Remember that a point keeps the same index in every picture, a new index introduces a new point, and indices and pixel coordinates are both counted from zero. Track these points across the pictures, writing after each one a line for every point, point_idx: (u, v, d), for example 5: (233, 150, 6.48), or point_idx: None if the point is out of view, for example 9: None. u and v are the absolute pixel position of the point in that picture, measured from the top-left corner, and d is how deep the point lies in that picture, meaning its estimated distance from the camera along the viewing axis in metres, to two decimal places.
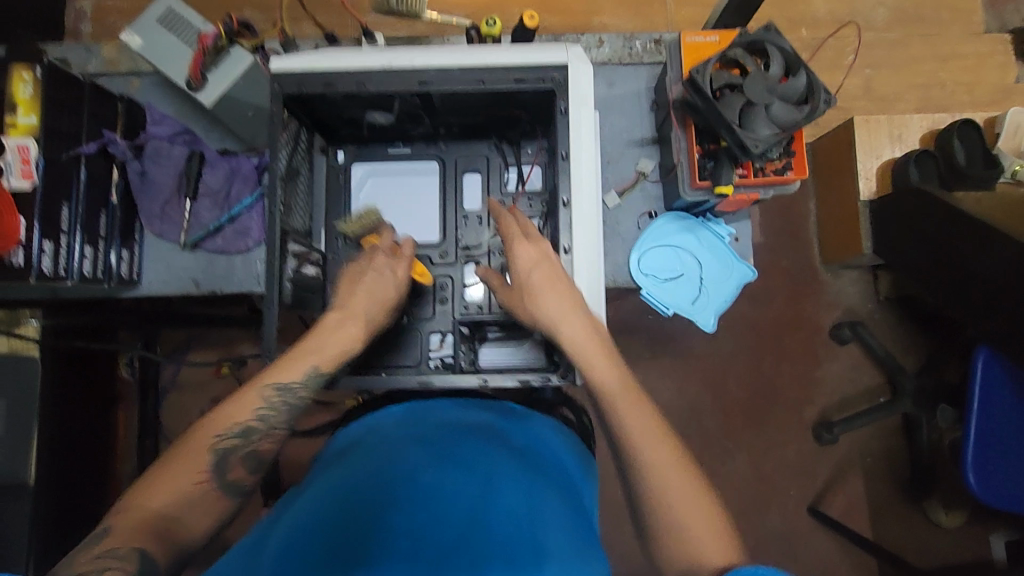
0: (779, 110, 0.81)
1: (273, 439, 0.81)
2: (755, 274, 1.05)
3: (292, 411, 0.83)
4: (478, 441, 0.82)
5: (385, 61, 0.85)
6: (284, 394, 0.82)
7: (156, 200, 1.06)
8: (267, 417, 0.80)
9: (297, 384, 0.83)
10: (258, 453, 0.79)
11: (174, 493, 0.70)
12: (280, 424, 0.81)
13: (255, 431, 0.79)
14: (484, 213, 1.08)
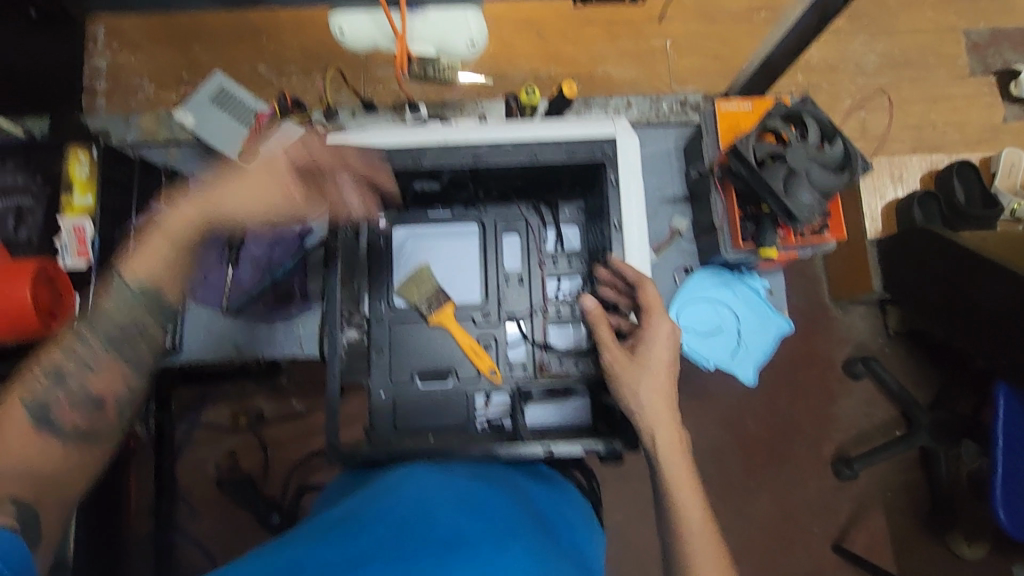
0: (819, 177, 0.85)
1: (111, 377, 0.81)
2: (791, 325, 1.08)
3: (143, 298, 0.83)
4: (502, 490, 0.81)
5: (441, 139, 0.93)
6: (100, 334, 0.81)
7: (199, 268, 1.08)
8: (100, 318, 0.81)
9: (127, 271, 0.83)
10: (100, 401, 0.79)
11: (21, 451, 0.72)
12: (107, 365, 0.81)
13: (91, 370, 0.80)
14: (525, 272, 1.09)
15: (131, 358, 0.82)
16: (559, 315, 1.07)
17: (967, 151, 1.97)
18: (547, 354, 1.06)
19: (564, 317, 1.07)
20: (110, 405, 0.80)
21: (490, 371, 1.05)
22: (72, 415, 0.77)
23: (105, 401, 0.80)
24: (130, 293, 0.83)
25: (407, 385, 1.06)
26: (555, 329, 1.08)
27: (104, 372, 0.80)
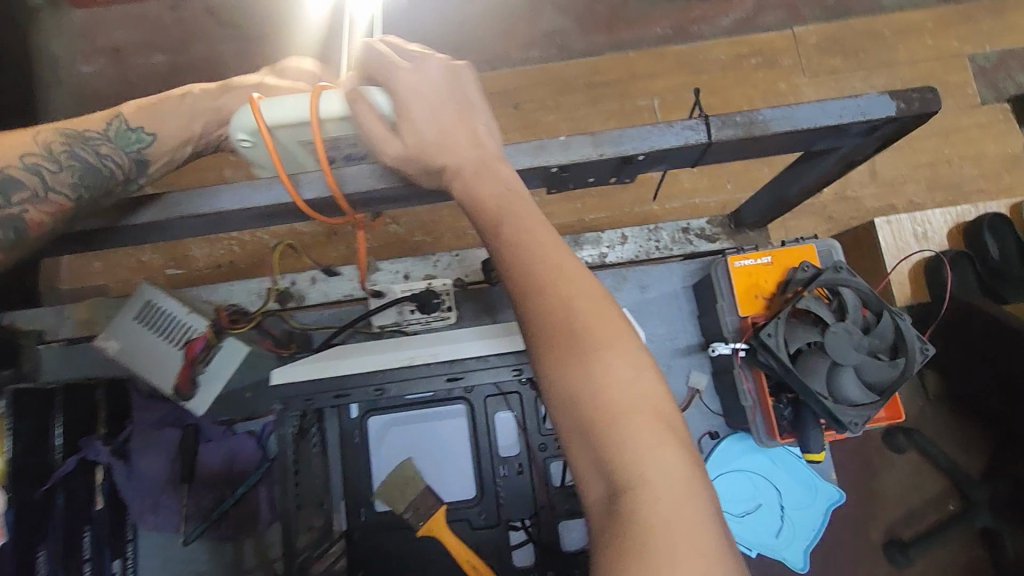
0: (871, 372, 0.70)
1: (47, 210, 0.65)
2: (843, 497, 0.92)
3: (92, 171, 0.68)
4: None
5: (404, 359, 0.73)
6: (87, 142, 0.69)
7: (149, 494, 0.92)
8: (59, 162, 0.66)
9: (97, 137, 0.70)
10: (22, 226, 0.64)
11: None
12: (63, 188, 0.66)
13: (27, 193, 0.64)
14: (525, 458, 0.95)
15: (92, 193, 0.67)
16: (570, 509, 0.92)
17: None
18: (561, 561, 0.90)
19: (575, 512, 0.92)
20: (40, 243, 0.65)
21: None
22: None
23: (26, 234, 0.65)
24: (125, 137, 0.71)
25: None
26: (566, 524, 0.94)
27: (50, 203, 0.65)
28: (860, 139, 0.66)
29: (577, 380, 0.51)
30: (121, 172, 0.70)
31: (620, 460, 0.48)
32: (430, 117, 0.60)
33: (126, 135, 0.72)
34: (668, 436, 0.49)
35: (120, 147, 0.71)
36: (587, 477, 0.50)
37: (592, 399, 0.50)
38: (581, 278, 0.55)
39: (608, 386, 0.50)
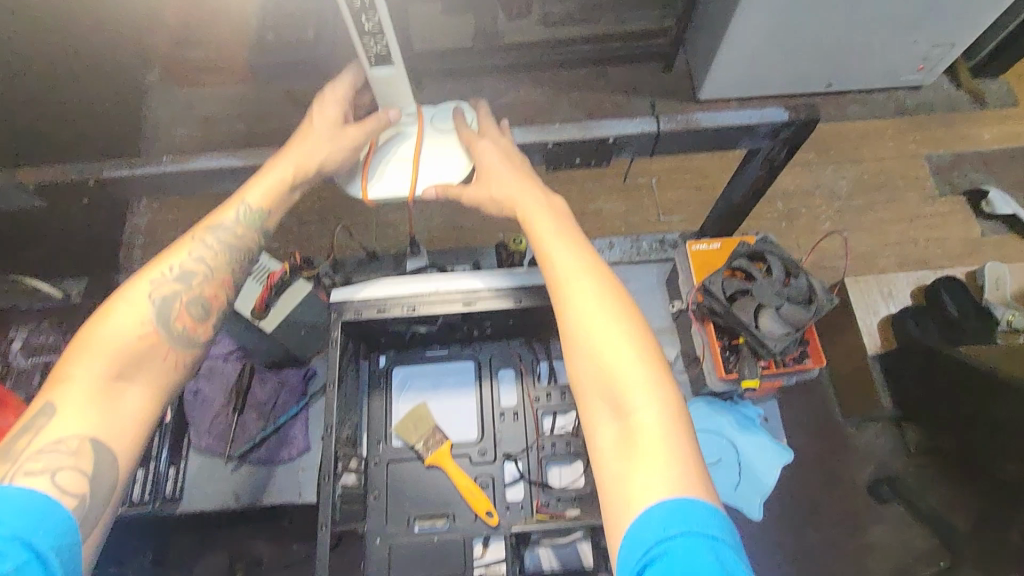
0: (789, 312, 0.91)
1: (217, 286, 0.86)
2: (791, 456, 1.07)
3: (236, 250, 0.88)
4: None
5: (435, 287, 0.98)
6: (223, 227, 0.87)
7: (207, 416, 1.12)
8: (213, 249, 0.86)
9: (231, 221, 0.87)
10: (206, 304, 0.84)
11: (125, 353, 0.76)
12: (221, 267, 0.86)
13: (200, 278, 0.84)
14: (520, 408, 1.12)
15: (238, 268, 0.89)
16: (556, 452, 1.07)
17: (953, 264, 2.06)
18: (544, 493, 1.05)
19: (560, 454, 1.07)
20: (218, 315, 0.86)
21: (487, 514, 1.02)
22: (165, 347, 0.79)
23: (211, 311, 0.85)
24: (250, 217, 0.88)
25: (403, 532, 1.03)
26: (553, 467, 1.08)
27: (216, 281, 0.86)
28: (770, 139, 0.94)
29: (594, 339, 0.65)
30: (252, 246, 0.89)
31: (630, 397, 0.61)
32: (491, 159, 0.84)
33: (251, 215, 0.87)
34: (669, 381, 0.62)
35: (247, 225, 0.88)
36: (602, 412, 0.63)
37: (607, 353, 0.64)
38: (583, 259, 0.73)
39: (622, 343, 0.64)
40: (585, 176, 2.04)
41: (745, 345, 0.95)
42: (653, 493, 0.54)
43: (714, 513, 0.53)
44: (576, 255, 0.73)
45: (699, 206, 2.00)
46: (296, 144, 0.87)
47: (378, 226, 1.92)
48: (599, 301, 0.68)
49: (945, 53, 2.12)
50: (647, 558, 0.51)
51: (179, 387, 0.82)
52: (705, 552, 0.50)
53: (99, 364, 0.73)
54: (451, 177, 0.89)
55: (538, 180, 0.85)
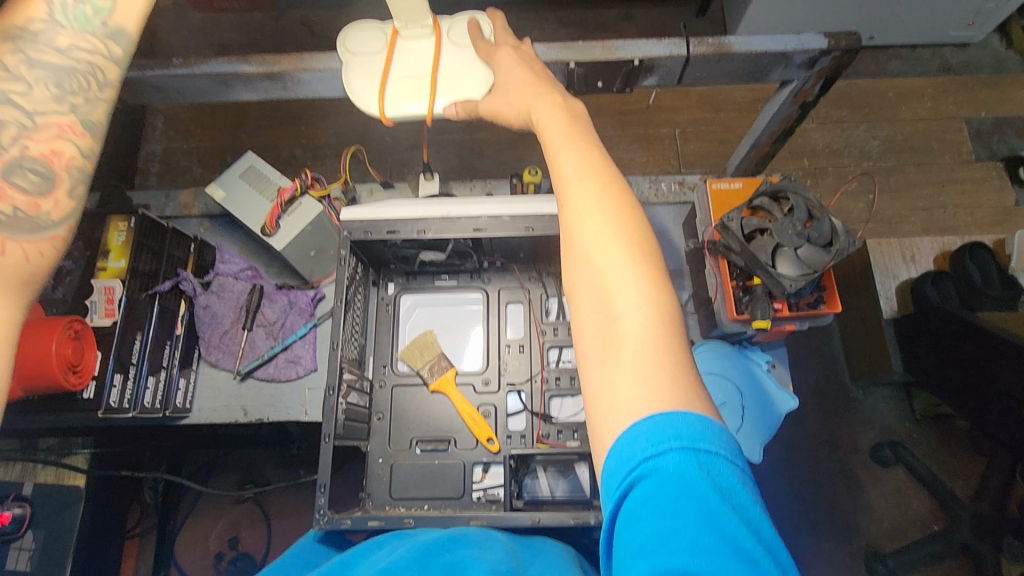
0: (807, 253, 0.88)
1: (51, 134, 0.63)
2: (797, 403, 1.06)
3: (57, 73, 0.65)
4: (516, 555, 0.70)
5: (445, 211, 0.96)
6: (41, 43, 0.64)
7: (217, 331, 1.12)
8: (24, 78, 0.62)
9: (43, 30, 0.65)
10: (41, 164, 0.62)
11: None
12: (48, 97, 0.63)
13: (15, 127, 0.61)
14: (526, 341, 1.12)
15: (80, 95, 0.66)
16: (559, 386, 1.08)
17: (982, 232, 1.97)
18: (546, 424, 1.06)
19: (564, 388, 1.08)
20: (62, 174, 0.64)
21: (488, 441, 1.04)
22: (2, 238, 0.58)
23: (57, 174, 0.63)
24: (79, 15, 0.67)
25: (405, 453, 1.05)
26: (555, 400, 1.08)
27: (48, 127, 0.63)
28: (804, 70, 0.90)
29: (592, 241, 0.63)
30: (102, 66, 0.68)
31: (621, 302, 0.59)
32: (512, 69, 0.81)
33: (78, 12, 0.67)
34: (663, 288, 0.60)
35: (79, 30, 0.67)
36: (591, 317, 0.61)
37: (605, 255, 0.62)
38: (590, 160, 0.69)
39: (621, 247, 0.62)
40: (606, 123, 1.98)
41: (760, 286, 0.93)
42: (638, 406, 0.52)
43: (707, 425, 0.50)
44: (583, 158, 0.70)
45: (722, 159, 1.94)
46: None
47: (390, 164, 1.89)
48: (600, 204, 0.65)
49: (999, 7, 1.99)
50: (631, 476, 0.48)
51: (33, 284, 0.60)
52: (693, 466, 0.46)
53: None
54: (468, 94, 0.84)
55: (556, 84, 0.81)
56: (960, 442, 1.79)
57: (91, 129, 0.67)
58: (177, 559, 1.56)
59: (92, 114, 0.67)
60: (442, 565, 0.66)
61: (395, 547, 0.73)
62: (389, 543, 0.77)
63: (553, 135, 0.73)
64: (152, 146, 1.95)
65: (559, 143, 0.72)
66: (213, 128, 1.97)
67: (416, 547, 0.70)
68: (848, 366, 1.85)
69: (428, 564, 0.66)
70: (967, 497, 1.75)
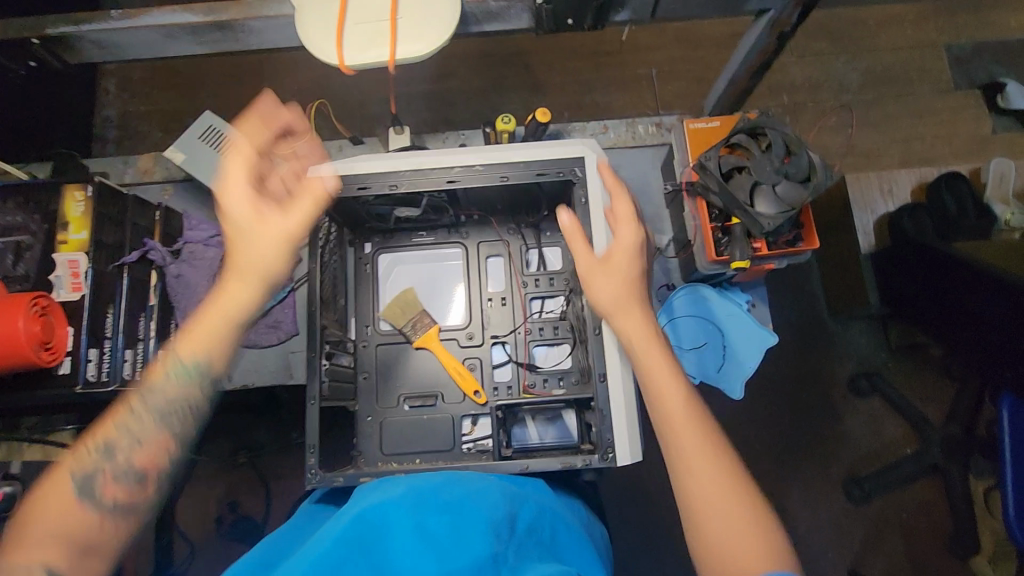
0: (785, 191, 0.88)
1: (152, 450, 0.76)
2: (776, 338, 1.06)
3: (167, 411, 0.77)
4: (502, 492, 0.72)
5: (415, 163, 0.92)
6: (152, 389, 0.78)
7: (191, 300, 1.10)
8: (138, 412, 0.77)
9: (161, 379, 0.78)
10: (140, 469, 0.74)
11: (53, 521, 0.69)
12: (151, 419, 0.77)
13: (129, 442, 0.75)
14: (507, 293, 1.11)
15: (176, 421, 0.78)
16: (543, 335, 1.08)
17: (958, 162, 1.98)
18: (531, 374, 1.07)
19: (548, 338, 1.08)
20: (156, 475, 0.76)
21: (474, 394, 1.06)
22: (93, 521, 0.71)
23: (148, 476, 0.75)
24: (184, 371, 0.78)
25: (394, 410, 1.06)
26: (540, 349, 1.09)
27: (151, 444, 0.76)
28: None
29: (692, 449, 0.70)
30: (189, 404, 0.79)
31: (733, 505, 0.67)
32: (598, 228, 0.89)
33: (185, 371, 0.78)
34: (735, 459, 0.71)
35: (183, 380, 0.79)
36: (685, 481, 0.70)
37: (707, 462, 0.69)
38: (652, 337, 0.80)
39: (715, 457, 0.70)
40: (582, 66, 1.91)
41: (738, 226, 0.93)
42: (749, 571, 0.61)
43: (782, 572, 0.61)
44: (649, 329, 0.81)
45: (701, 99, 1.89)
46: (242, 286, 0.80)
47: (360, 119, 1.82)
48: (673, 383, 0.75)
49: None
50: None
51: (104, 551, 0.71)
52: None
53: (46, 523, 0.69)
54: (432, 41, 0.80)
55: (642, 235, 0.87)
56: (933, 368, 1.86)
57: (179, 442, 0.78)
58: (179, 526, 1.58)
59: (183, 433, 0.78)
60: (439, 503, 0.66)
61: (400, 483, 0.73)
62: (401, 480, 0.76)
63: (636, 333, 0.80)
64: (108, 112, 1.86)
65: (641, 344, 0.79)
66: (169, 89, 1.87)
67: (420, 484, 0.70)
68: (826, 301, 1.88)
69: (427, 501, 0.66)
70: (939, 420, 1.83)
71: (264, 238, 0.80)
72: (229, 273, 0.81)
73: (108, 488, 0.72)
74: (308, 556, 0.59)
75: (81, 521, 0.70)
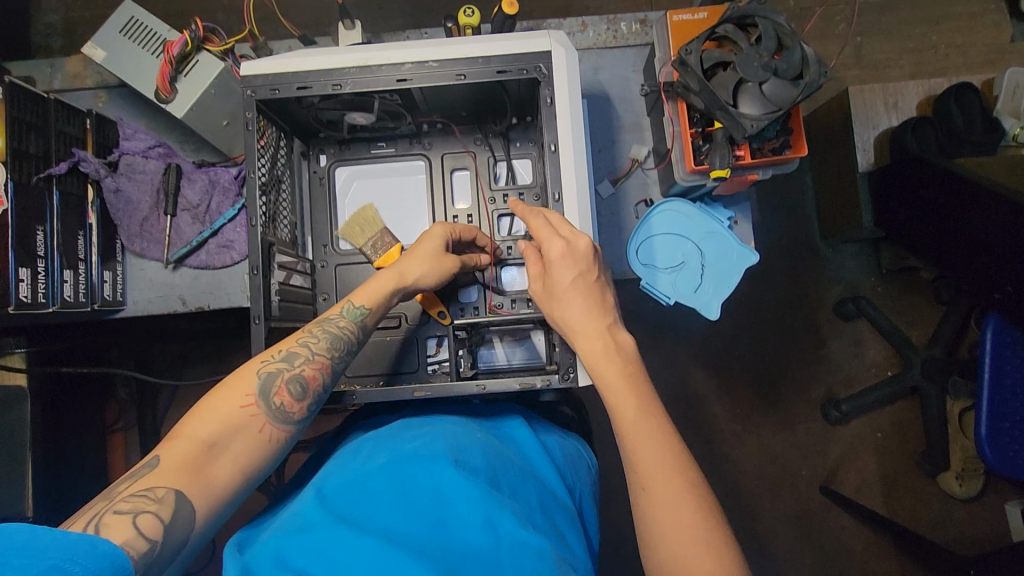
0: (772, 89, 0.78)
1: (320, 369, 0.75)
2: (757, 256, 1.00)
3: (339, 342, 0.78)
4: (487, 443, 0.75)
5: (361, 60, 0.82)
6: (327, 326, 0.78)
7: (135, 218, 1.02)
8: (317, 334, 0.77)
9: (338, 319, 0.79)
10: (307, 386, 0.73)
11: (232, 417, 0.68)
12: (325, 351, 0.76)
13: (305, 358, 0.74)
14: (474, 210, 1.04)
15: (343, 358, 0.78)
16: (511, 255, 1.02)
17: (971, 75, 1.84)
18: (498, 295, 1.02)
19: (516, 257, 1.02)
20: (320, 394, 0.75)
21: (439, 315, 1.00)
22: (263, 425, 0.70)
23: (313, 392, 0.74)
24: (354, 317, 0.79)
25: None
26: (509, 269, 1.03)
27: (319, 362, 0.75)
28: None
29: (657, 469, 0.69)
30: (352, 344, 0.79)
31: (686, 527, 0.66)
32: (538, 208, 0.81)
33: (353, 315, 0.79)
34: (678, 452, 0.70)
35: (352, 323, 0.79)
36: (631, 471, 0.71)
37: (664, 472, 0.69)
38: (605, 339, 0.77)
39: (668, 477, 0.68)
40: None
41: (720, 131, 0.84)
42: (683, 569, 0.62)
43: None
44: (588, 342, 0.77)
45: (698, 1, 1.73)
46: (431, 249, 0.84)
47: (324, 24, 1.66)
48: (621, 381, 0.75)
49: None
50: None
51: (252, 470, 0.68)
52: None
53: (204, 426, 0.66)
54: None
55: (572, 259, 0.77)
56: (921, 293, 1.82)
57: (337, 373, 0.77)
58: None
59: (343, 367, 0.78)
60: (423, 461, 0.68)
61: (377, 452, 0.72)
62: (380, 444, 0.74)
63: (591, 346, 0.76)
64: (48, 16, 1.69)
65: (598, 356, 0.76)
66: None
67: (393, 454, 0.70)
68: (819, 224, 1.81)
69: (405, 464, 0.68)
70: (922, 343, 1.81)
71: (450, 259, 0.86)
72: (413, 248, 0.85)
73: (276, 397, 0.71)
74: (275, 540, 0.61)
75: (235, 446, 0.67)
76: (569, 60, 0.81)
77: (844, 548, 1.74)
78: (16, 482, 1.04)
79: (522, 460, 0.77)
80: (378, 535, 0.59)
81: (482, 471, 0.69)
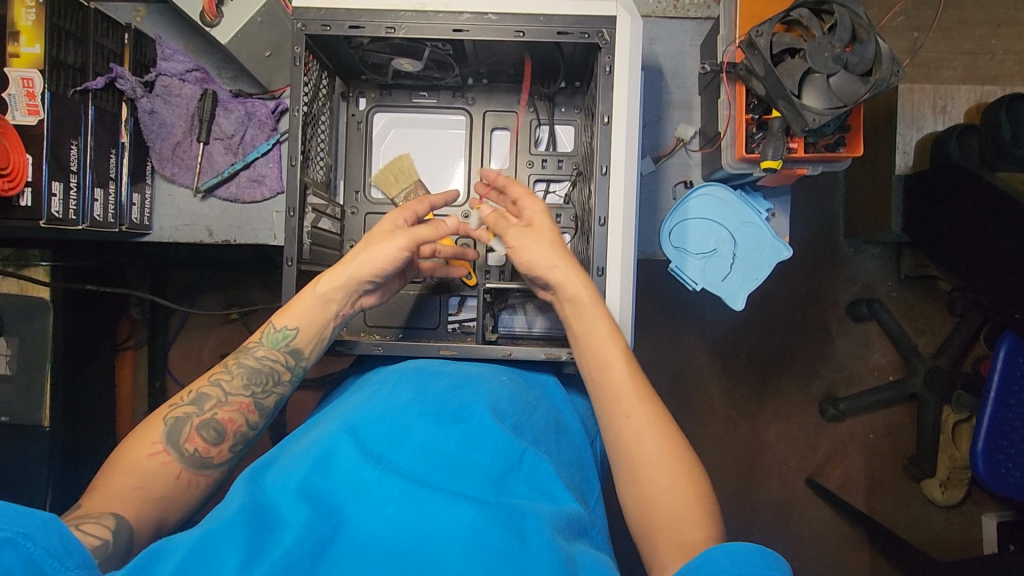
0: (839, 83, 0.76)
1: (235, 408, 0.75)
2: (790, 253, 0.99)
3: (258, 372, 0.77)
4: (517, 391, 0.77)
5: (418, 4, 0.79)
6: (246, 354, 0.78)
7: (168, 142, 1.00)
8: (232, 371, 0.77)
9: (260, 346, 0.78)
10: (220, 425, 0.73)
11: (144, 458, 0.70)
12: (237, 388, 0.75)
13: (215, 399, 0.74)
14: (511, 171, 1.02)
15: (261, 388, 0.77)
16: None
17: None
18: None
19: None
20: (239, 438, 0.75)
21: (465, 276, 1.00)
22: (177, 468, 0.71)
23: (229, 433, 0.74)
24: (275, 339, 0.78)
25: None
26: None
27: (234, 401, 0.75)
28: None
29: (647, 457, 0.70)
30: (282, 369, 0.78)
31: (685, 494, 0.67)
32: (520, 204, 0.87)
33: (275, 336, 0.78)
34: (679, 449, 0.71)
35: (271, 347, 0.78)
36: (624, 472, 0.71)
37: (659, 470, 0.69)
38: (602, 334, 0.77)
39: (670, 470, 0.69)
40: None
41: (777, 120, 0.82)
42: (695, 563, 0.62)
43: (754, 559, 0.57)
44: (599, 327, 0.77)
45: None
46: (383, 244, 0.79)
47: None
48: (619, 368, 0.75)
49: None
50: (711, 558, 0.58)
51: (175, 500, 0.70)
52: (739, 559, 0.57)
53: (123, 477, 0.68)
54: None
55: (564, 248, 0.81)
56: (935, 302, 1.81)
57: (261, 409, 0.76)
58: (175, 370, 1.51)
59: (265, 400, 0.77)
60: (454, 410, 0.70)
61: (404, 384, 0.74)
62: (407, 376, 0.76)
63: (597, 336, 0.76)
64: None
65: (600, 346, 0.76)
66: None
67: (420, 393, 0.72)
68: (845, 222, 1.78)
69: (430, 408, 0.70)
70: (929, 352, 1.82)
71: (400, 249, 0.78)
72: (369, 244, 0.80)
73: (190, 441, 0.72)
74: (295, 471, 0.62)
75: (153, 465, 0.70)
76: (633, 29, 0.78)
77: (822, 542, 1.78)
78: (35, 390, 1.06)
79: (546, 406, 0.78)
80: (414, 480, 0.60)
81: (509, 419, 0.71)
